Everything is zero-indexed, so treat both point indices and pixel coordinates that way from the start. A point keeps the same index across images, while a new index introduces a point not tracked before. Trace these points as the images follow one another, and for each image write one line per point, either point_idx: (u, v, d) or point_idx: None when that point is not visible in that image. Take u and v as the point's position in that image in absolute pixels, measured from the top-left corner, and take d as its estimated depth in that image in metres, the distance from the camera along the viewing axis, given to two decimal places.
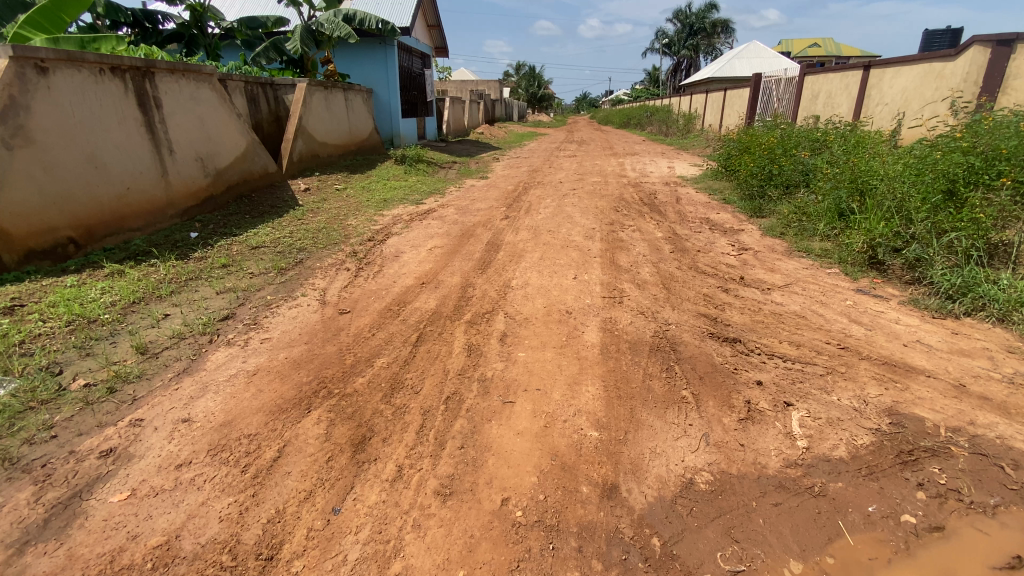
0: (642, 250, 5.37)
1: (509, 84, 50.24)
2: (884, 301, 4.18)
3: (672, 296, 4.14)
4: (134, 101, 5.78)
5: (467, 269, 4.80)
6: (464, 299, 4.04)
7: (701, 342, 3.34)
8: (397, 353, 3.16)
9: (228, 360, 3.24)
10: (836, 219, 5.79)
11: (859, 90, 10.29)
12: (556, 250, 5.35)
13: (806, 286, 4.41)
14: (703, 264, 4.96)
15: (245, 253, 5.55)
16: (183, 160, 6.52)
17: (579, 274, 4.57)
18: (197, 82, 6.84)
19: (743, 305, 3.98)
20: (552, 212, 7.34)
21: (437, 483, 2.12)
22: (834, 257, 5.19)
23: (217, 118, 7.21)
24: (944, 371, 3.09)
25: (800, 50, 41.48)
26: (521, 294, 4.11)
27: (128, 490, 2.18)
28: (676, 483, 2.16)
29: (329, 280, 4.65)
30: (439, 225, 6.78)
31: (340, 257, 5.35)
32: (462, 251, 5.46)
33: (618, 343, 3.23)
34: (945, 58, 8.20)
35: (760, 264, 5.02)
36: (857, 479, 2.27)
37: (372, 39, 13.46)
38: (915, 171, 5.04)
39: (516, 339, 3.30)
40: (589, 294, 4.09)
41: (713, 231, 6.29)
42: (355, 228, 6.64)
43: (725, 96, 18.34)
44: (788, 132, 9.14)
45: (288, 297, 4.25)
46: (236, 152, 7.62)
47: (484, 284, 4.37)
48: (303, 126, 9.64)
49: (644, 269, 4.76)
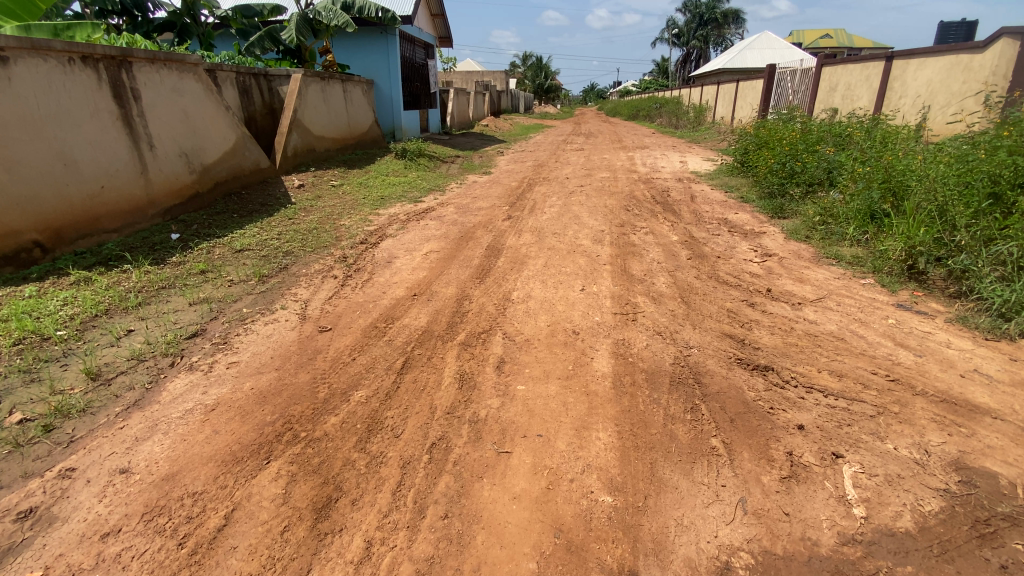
0: (656, 256, 4.92)
1: (515, 75, 49.49)
2: (929, 319, 3.70)
3: (692, 312, 3.70)
4: (108, 93, 5.38)
5: (464, 278, 4.38)
6: (459, 315, 3.62)
7: (728, 371, 2.91)
8: (378, 383, 2.75)
9: (187, 390, 2.85)
10: (867, 222, 5.31)
11: (880, 82, 9.73)
12: (561, 256, 4.92)
13: (841, 301, 3.95)
14: (724, 273, 4.51)
15: (226, 257, 5.16)
16: (165, 155, 6.12)
17: (587, 285, 4.13)
18: (180, 72, 6.43)
19: (773, 324, 3.54)
20: (558, 211, 6.89)
21: (412, 570, 1.72)
22: (866, 265, 4.71)
23: (202, 110, 6.79)
24: (1011, 410, 2.62)
25: (813, 41, 40.49)
26: (522, 309, 3.68)
27: (38, 570, 1.83)
28: (709, 569, 1.73)
29: (313, 289, 4.25)
30: (437, 226, 6.35)
31: (327, 263, 4.94)
32: (459, 256, 5.03)
33: (633, 372, 2.80)
34: (973, 49, 7.66)
35: (787, 273, 4.56)
36: (928, 560, 1.84)
37: (373, 28, 12.98)
38: (958, 172, 4.54)
39: (515, 367, 2.88)
40: (598, 310, 3.65)
41: (732, 234, 5.82)
42: (347, 229, 6.23)
43: (738, 88, 17.71)
44: (808, 126, 8.60)
45: (265, 311, 3.85)
46: (224, 147, 7.21)
47: (483, 297, 3.95)
48: (299, 119, 9.22)
49: (659, 278, 4.32)
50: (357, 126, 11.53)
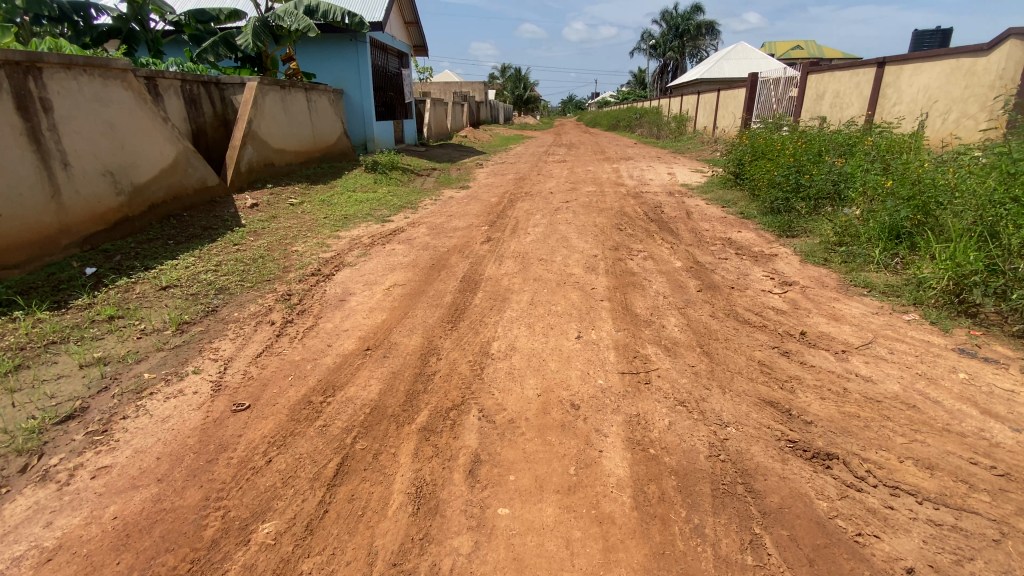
0: (661, 288, 4.16)
1: (493, 86, 49.04)
2: (1004, 369, 2.98)
3: (718, 369, 2.92)
4: (8, 104, 4.45)
5: (431, 322, 3.56)
6: (421, 380, 2.78)
7: (782, 466, 2.16)
8: (296, 508, 1.93)
9: (24, 520, 1.99)
10: (895, 243, 4.66)
11: (872, 89, 9.30)
12: (550, 290, 4.14)
13: (891, 346, 3.24)
14: (744, 310, 3.79)
15: (147, 298, 4.26)
16: (85, 176, 5.16)
17: (584, 331, 3.33)
18: (104, 79, 5.49)
19: (819, 384, 2.81)
20: (543, 232, 6.14)
21: None
22: (904, 296, 4.03)
23: (134, 122, 5.85)
24: None
25: (786, 53, 41.04)
26: (505, 369, 2.86)
27: None
28: None
29: (241, 343, 3.40)
30: (406, 251, 5.53)
31: (268, 303, 4.08)
32: (428, 291, 4.22)
33: (659, 477, 2.03)
34: (977, 53, 7.21)
35: (816, 307, 3.85)
36: None
37: (341, 35, 12.19)
38: (1006, 188, 3.93)
39: (494, 468, 2.07)
40: (601, 370, 2.85)
41: (740, 258, 5.13)
42: (300, 257, 5.37)
43: (719, 98, 17.37)
44: (807, 135, 8.04)
45: (170, 377, 3.00)
46: (162, 164, 6.28)
47: (455, 350, 3.11)
48: (254, 130, 8.30)
49: (670, 319, 3.56)
50: (323, 139, 10.66)
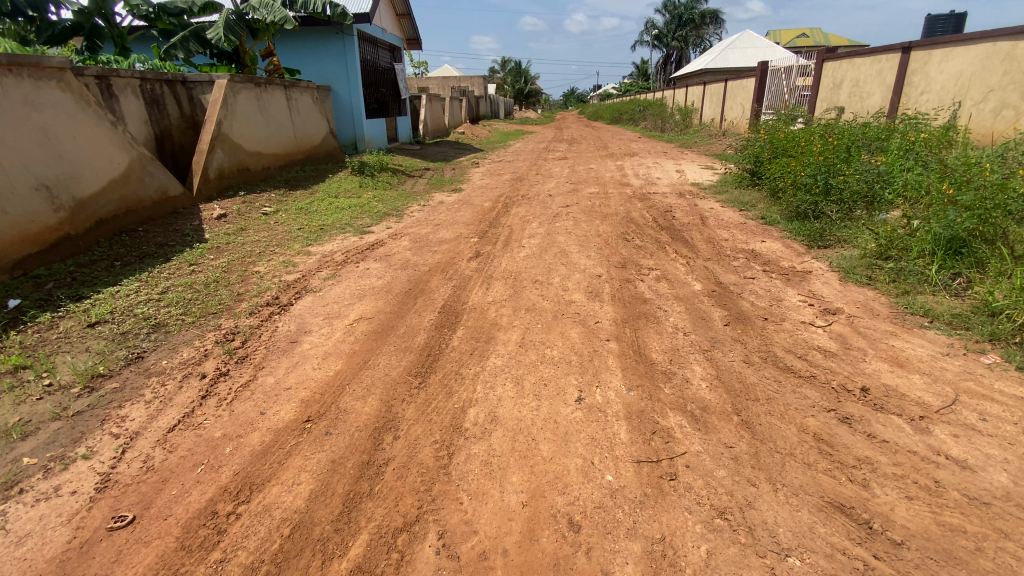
0: (680, 322, 3.45)
1: (494, 81, 48.08)
2: None
3: (763, 452, 2.20)
4: None
5: (394, 377, 2.84)
6: (368, 475, 2.08)
7: None
8: None
9: None
10: (956, 258, 3.90)
11: (896, 78, 8.46)
12: (544, 325, 3.43)
13: (980, 407, 2.50)
14: (783, 352, 3.07)
15: (69, 339, 3.57)
16: (12, 190, 4.43)
17: (586, 392, 2.63)
18: (34, 80, 4.80)
19: (905, 476, 2.08)
20: (539, 244, 5.42)
21: None
22: (975, 328, 3.28)
23: (75, 127, 5.14)
24: None
25: (791, 41, 40.10)
26: (480, 457, 2.15)
27: None
28: None
29: (158, 408, 2.72)
30: (381, 271, 4.82)
31: (205, 345, 3.40)
32: (398, 328, 3.51)
33: None
34: (1017, 36, 6.42)
35: (871, 347, 3.13)
36: None
37: (326, 28, 11.48)
38: None
39: None
40: (608, 458, 2.14)
41: (769, 275, 4.41)
42: (260, 280, 4.69)
43: (726, 88, 16.52)
44: (832, 128, 7.25)
45: (52, 465, 2.32)
46: (112, 173, 5.57)
47: (418, 424, 2.40)
48: (224, 132, 7.59)
49: (694, 369, 2.84)
50: (306, 139, 9.93)
